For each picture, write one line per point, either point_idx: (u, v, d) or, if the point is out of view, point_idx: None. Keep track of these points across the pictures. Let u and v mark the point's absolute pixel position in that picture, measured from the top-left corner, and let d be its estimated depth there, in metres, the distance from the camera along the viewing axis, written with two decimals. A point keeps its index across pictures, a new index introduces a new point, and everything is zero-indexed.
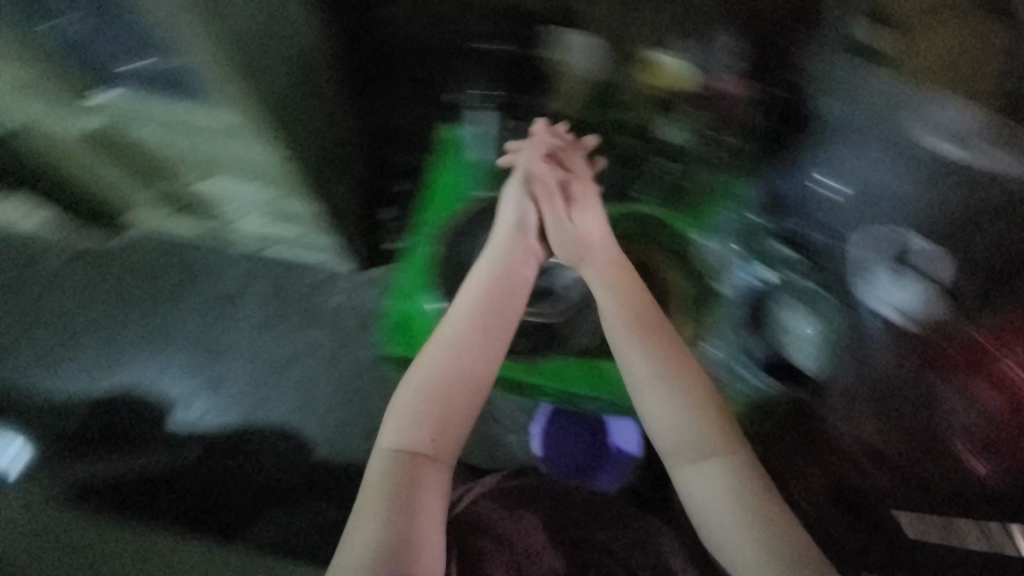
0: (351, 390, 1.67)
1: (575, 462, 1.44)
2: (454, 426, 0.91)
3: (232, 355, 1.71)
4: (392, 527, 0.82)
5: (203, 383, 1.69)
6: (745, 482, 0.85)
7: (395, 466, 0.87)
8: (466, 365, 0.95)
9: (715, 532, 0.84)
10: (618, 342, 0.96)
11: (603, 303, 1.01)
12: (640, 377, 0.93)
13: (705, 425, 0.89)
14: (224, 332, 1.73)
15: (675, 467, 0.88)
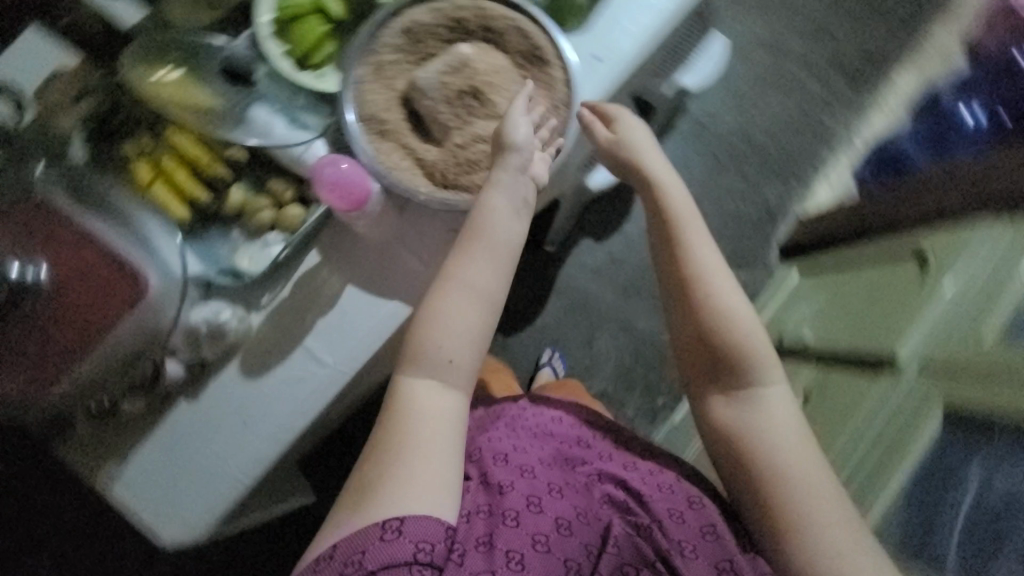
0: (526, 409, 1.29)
1: None
2: (465, 371, 0.55)
3: (579, 302, 1.28)
4: (403, 450, 0.52)
5: (619, 272, 1.28)
6: (781, 424, 0.57)
7: (419, 408, 0.53)
8: (495, 283, 0.57)
9: (770, 496, 0.55)
10: (672, 234, 0.64)
11: (673, 248, 0.63)
12: (699, 276, 0.62)
13: (739, 366, 0.60)
14: (613, 283, 1.28)
15: (712, 403, 0.61)
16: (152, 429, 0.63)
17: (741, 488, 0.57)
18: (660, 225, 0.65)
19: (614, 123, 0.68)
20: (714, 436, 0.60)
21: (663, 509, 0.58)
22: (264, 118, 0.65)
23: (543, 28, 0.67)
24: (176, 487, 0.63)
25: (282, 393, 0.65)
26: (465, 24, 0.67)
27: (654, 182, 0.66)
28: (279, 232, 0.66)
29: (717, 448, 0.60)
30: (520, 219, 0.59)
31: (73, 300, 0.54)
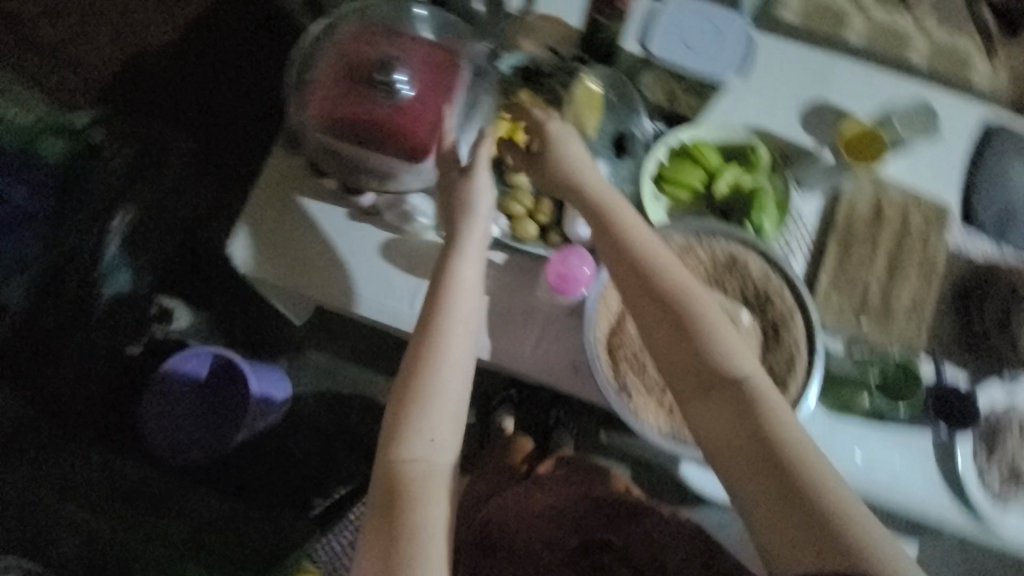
0: None
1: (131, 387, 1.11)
2: (423, 426, 0.54)
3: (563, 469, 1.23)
4: (408, 527, 0.51)
5: None
6: (774, 411, 0.51)
7: (413, 478, 0.52)
8: (472, 329, 0.58)
9: (814, 508, 0.46)
10: (606, 216, 0.57)
11: (612, 230, 0.57)
12: (645, 249, 0.56)
13: (712, 360, 0.53)
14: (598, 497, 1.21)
15: (696, 414, 0.53)
16: (314, 205, 0.76)
17: (764, 513, 0.48)
18: (596, 213, 0.58)
19: (556, 119, 0.61)
20: (715, 453, 0.51)
21: (645, 558, 0.73)
22: None
23: (805, 386, 0.63)
24: (275, 242, 0.75)
25: (377, 287, 0.75)
26: (768, 303, 0.66)
27: (588, 181, 0.59)
28: (507, 225, 0.74)
29: (730, 469, 0.50)
30: (477, 284, 0.60)
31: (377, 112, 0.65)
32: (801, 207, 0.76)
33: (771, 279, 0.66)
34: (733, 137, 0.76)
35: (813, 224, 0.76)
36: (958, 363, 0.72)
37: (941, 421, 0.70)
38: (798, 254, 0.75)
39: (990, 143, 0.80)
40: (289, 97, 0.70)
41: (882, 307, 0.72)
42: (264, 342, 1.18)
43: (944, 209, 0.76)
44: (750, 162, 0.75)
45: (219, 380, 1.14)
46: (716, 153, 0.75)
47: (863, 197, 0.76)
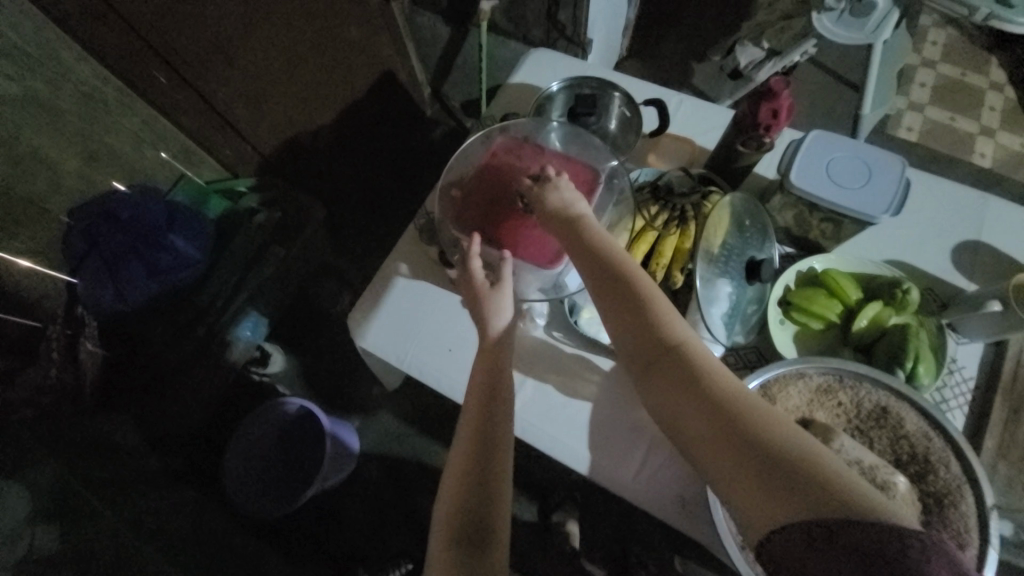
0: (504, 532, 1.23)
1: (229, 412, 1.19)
2: (463, 485, 0.56)
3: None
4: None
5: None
6: (713, 369, 0.51)
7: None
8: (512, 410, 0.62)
9: (773, 457, 0.43)
10: (560, 223, 0.63)
11: (566, 229, 0.62)
12: (591, 242, 0.60)
13: (655, 331, 0.55)
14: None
15: (650, 384, 0.54)
16: (433, 290, 0.80)
17: (722, 472, 0.45)
18: (551, 219, 0.63)
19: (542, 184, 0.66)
20: (675, 420, 0.51)
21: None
22: (717, 296, 0.70)
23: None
24: (393, 318, 0.79)
25: None
26: (932, 473, 0.56)
27: (552, 199, 0.64)
28: None
29: (685, 433, 0.50)
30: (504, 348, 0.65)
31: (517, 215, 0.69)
32: (958, 355, 0.69)
33: (935, 443, 0.57)
34: (872, 272, 0.72)
35: (973, 375, 0.68)
36: None
37: None
38: (956, 409, 0.66)
39: None
40: (437, 193, 0.78)
41: None
42: (352, 396, 1.31)
43: None
44: (900, 301, 0.68)
45: (294, 440, 1.19)
46: (856, 285, 0.71)
47: None
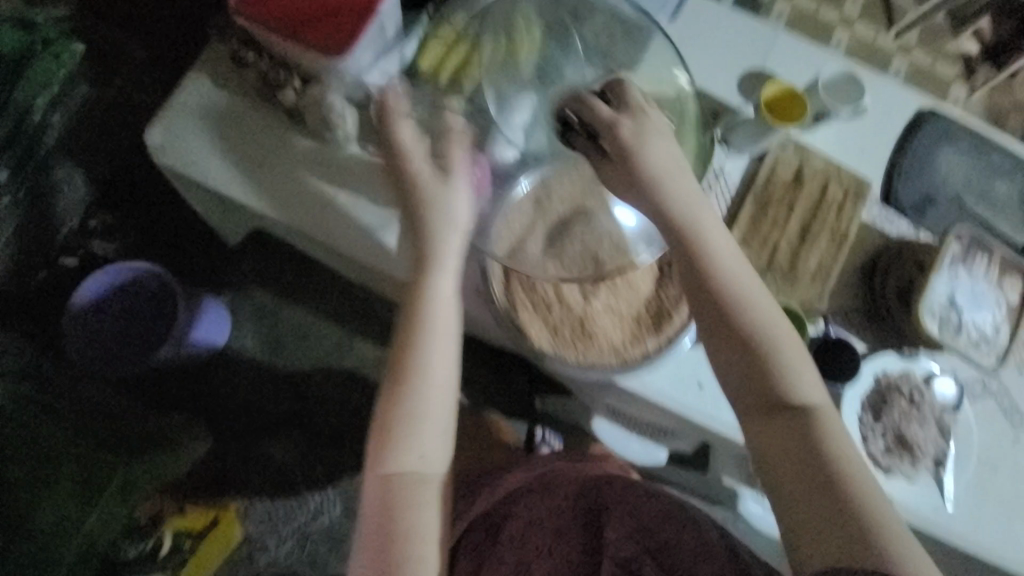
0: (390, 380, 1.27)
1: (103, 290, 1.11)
2: (410, 409, 0.58)
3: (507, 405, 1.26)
4: (411, 519, 0.57)
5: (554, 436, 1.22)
6: (829, 436, 0.53)
7: (410, 479, 0.57)
8: (454, 331, 0.61)
9: (844, 509, 0.50)
10: (699, 261, 0.56)
11: (705, 271, 0.56)
12: (739, 290, 0.56)
13: (774, 387, 0.54)
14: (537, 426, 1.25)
15: (754, 435, 0.55)
16: (234, 103, 0.74)
17: (789, 502, 0.52)
18: (680, 239, 0.57)
19: (628, 117, 0.59)
20: (763, 463, 0.54)
21: (655, 543, 0.75)
22: (518, 105, 0.72)
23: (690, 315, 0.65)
24: (194, 133, 0.74)
25: (293, 190, 0.74)
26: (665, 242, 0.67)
27: (681, 216, 0.57)
28: None
29: (770, 443, 0.54)
30: (453, 268, 0.62)
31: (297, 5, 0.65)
32: (727, 164, 0.77)
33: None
34: (662, 88, 0.76)
35: (736, 182, 0.77)
36: (852, 329, 0.74)
37: (829, 380, 0.69)
38: (717, 210, 0.76)
39: (922, 126, 0.80)
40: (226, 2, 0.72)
41: (788, 267, 0.73)
42: (217, 277, 1.24)
43: (864, 182, 0.77)
44: (678, 112, 0.75)
45: (162, 305, 1.14)
46: (649, 98, 0.73)
47: (787, 160, 0.77)
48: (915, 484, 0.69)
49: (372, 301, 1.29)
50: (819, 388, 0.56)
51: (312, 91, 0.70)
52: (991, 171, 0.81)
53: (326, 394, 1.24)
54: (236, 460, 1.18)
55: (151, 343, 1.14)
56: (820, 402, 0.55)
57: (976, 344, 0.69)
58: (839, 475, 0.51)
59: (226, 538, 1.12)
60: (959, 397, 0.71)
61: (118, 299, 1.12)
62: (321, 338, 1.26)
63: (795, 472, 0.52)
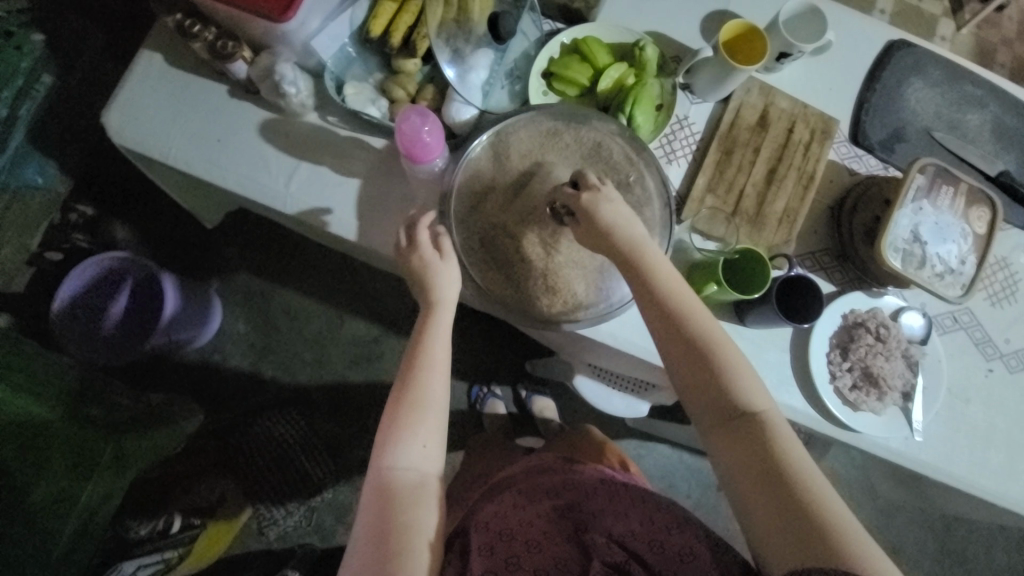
0: (380, 353, 1.28)
1: (92, 286, 1.10)
2: (404, 422, 0.59)
3: (496, 372, 1.28)
4: (406, 519, 0.55)
5: (543, 400, 1.25)
6: (786, 442, 0.52)
7: (408, 481, 0.57)
8: (445, 357, 0.63)
9: (804, 514, 0.48)
10: (654, 283, 0.58)
11: (661, 292, 0.58)
12: (692, 309, 0.58)
13: (727, 395, 0.55)
14: (526, 390, 1.27)
15: (715, 448, 0.54)
16: (189, 78, 0.74)
17: (755, 512, 0.50)
18: (627, 262, 0.59)
19: (589, 191, 0.60)
20: (728, 475, 0.53)
21: (642, 542, 0.61)
22: (473, 62, 0.72)
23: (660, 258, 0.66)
24: (154, 111, 0.74)
25: (253, 163, 0.74)
26: (626, 190, 0.67)
27: (623, 239, 0.58)
28: (387, 110, 0.74)
29: (733, 448, 0.53)
30: (455, 284, 0.64)
31: None
32: (690, 112, 0.77)
33: (633, 160, 0.68)
34: (621, 39, 0.76)
35: (700, 129, 0.77)
36: (820, 271, 0.75)
37: (794, 320, 0.67)
38: (681, 158, 0.76)
39: (888, 62, 0.79)
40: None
41: (755, 211, 0.73)
42: (200, 266, 1.25)
43: (831, 121, 0.76)
44: (637, 60, 0.73)
45: (149, 298, 1.13)
46: (605, 50, 0.74)
47: (751, 104, 0.76)
48: (882, 416, 0.71)
49: (357, 276, 1.29)
50: (765, 392, 0.56)
51: (264, 60, 0.70)
52: (960, 104, 0.80)
53: (320, 370, 1.26)
54: (240, 438, 1.20)
55: (138, 335, 1.14)
56: (769, 409, 0.55)
57: (940, 276, 0.69)
58: (799, 477, 0.50)
59: (226, 538, 1.13)
60: (927, 331, 0.73)
61: (106, 293, 1.12)
62: (309, 316, 1.28)
63: (751, 478, 0.51)
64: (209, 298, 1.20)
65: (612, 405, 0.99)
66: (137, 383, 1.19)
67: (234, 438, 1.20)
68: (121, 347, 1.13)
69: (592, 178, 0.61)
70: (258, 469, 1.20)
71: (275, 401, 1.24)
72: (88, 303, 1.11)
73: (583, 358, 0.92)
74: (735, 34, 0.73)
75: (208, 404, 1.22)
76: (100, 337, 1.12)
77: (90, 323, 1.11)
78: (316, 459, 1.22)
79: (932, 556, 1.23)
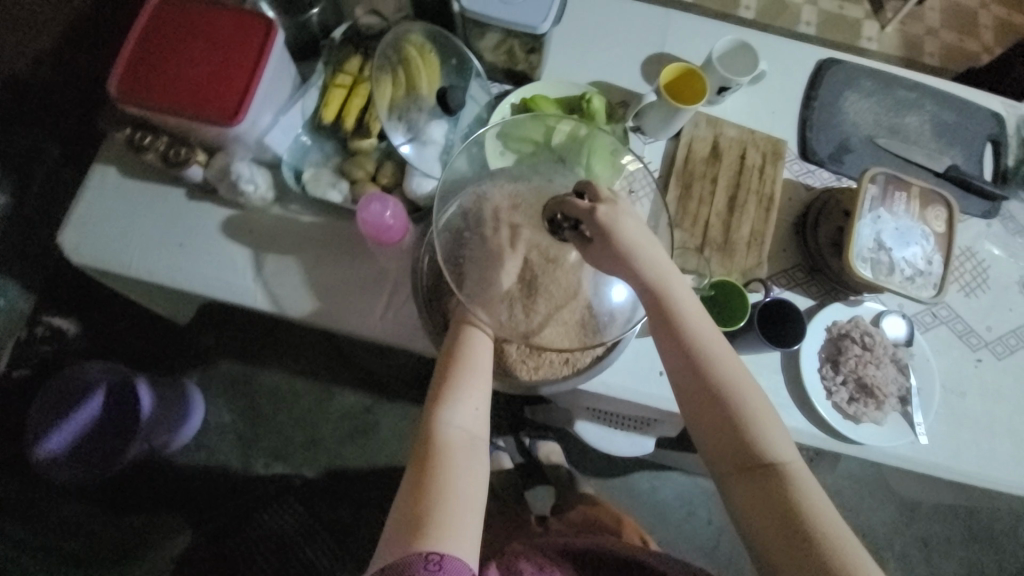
0: (375, 423, 1.24)
1: (64, 396, 1.06)
2: (454, 386, 0.60)
3: (496, 423, 1.25)
4: (453, 474, 0.55)
5: (548, 445, 1.21)
6: (811, 497, 0.51)
7: (457, 440, 0.57)
8: (488, 334, 0.65)
9: (827, 571, 0.47)
10: (678, 326, 0.57)
11: (683, 338, 0.57)
12: (713, 353, 0.57)
13: (746, 444, 0.54)
14: (529, 437, 1.23)
15: (733, 498, 0.53)
16: (145, 185, 0.74)
17: (777, 571, 0.49)
18: (654, 304, 0.59)
19: (605, 204, 0.59)
20: (746, 528, 0.52)
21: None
22: (427, 135, 0.73)
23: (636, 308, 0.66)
24: (111, 225, 0.73)
25: (216, 261, 0.73)
26: None
27: (643, 284, 0.58)
28: (348, 190, 0.74)
29: (750, 500, 0.52)
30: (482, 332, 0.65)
31: (185, 86, 0.65)
32: (645, 152, 0.78)
33: None
34: (568, 93, 0.78)
35: (657, 167, 0.78)
36: (797, 288, 0.75)
37: (779, 344, 0.68)
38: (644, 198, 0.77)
39: (822, 80, 0.83)
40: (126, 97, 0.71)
41: (723, 239, 0.74)
42: (175, 359, 1.21)
43: (779, 143, 0.79)
44: (585, 112, 0.76)
45: (123, 399, 1.09)
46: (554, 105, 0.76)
47: (701, 136, 0.78)
48: (884, 425, 0.71)
49: (343, 347, 1.27)
50: (788, 441, 0.55)
51: (219, 161, 0.71)
52: (896, 109, 0.84)
53: (314, 450, 1.22)
54: (237, 538, 1.10)
55: (112, 441, 1.08)
56: (792, 456, 0.54)
57: (911, 279, 0.71)
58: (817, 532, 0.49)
59: None
60: (910, 333, 0.74)
61: (77, 401, 1.07)
62: (297, 396, 1.24)
63: (771, 532, 0.50)
64: (187, 391, 1.14)
65: (617, 446, 0.97)
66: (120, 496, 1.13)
67: (228, 539, 1.11)
68: (96, 455, 1.07)
69: (604, 190, 0.61)
70: (258, 568, 1.06)
71: (273, 491, 1.18)
72: (58, 413, 1.06)
73: (581, 404, 0.91)
74: (674, 75, 0.76)
75: (198, 513, 1.14)
76: (73, 451, 1.06)
77: (57, 437, 1.05)
78: (322, 546, 1.13)
79: (963, 545, 1.21)
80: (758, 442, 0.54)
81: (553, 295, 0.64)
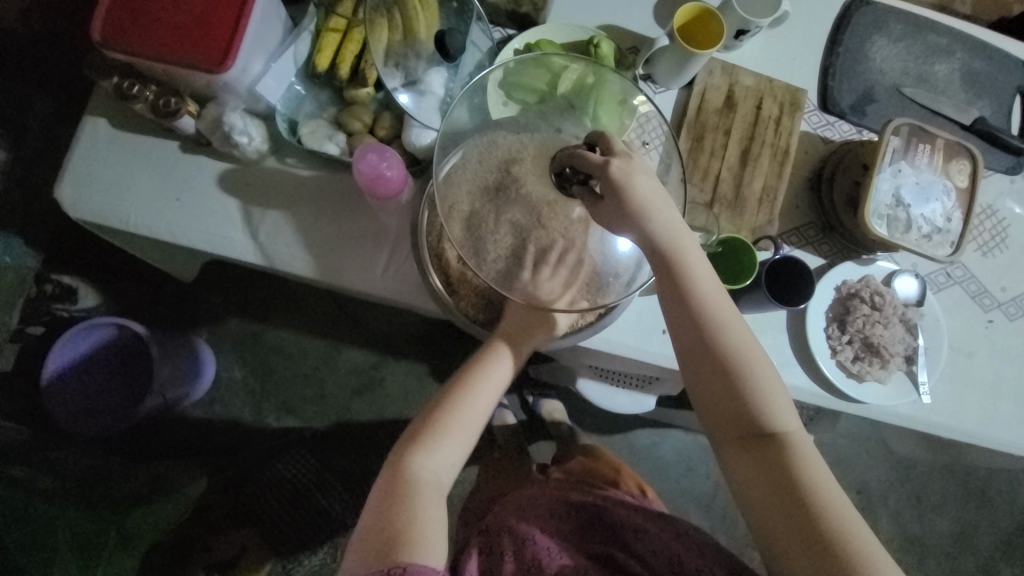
0: (381, 380, 1.26)
1: (75, 356, 1.08)
2: (449, 423, 0.60)
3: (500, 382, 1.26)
4: (424, 510, 0.54)
5: (551, 403, 1.23)
6: (809, 466, 0.51)
7: (432, 481, 0.57)
8: (497, 381, 0.65)
9: (820, 535, 0.48)
10: (685, 290, 0.56)
11: (689, 302, 0.56)
12: (720, 320, 0.56)
13: (748, 413, 0.54)
14: (532, 396, 1.25)
15: (730, 463, 0.54)
16: (137, 136, 0.72)
17: (768, 531, 0.51)
18: (662, 265, 0.57)
19: (615, 155, 0.57)
20: (741, 492, 0.53)
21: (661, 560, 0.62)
22: (426, 83, 0.69)
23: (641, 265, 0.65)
24: (106, 178, 0.71)
25: (214, 217, 0.71)
26: None
27: (649, 243, 0.57)
28: (345, 143, 0.71)
29: (748, 471, 0.53)
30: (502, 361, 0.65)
31: (171, 30, 0.62)
32: (656, 101, 0.74)
33: None
34: (575, 37, 0.74)
35: (667, 118, 0.75)
36: (807, 246, 0.73)
37: (786, 302, 0.67)
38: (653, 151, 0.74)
39: (848, 23, 0.77)
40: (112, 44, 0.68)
41: (734, 194, 0.71)
42: (183, 318, 1.23)
43: (798, 92, 0.74)
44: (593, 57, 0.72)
45: (135, 357, 1.11)
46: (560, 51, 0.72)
47: (716, 85, 0.74)
48: (888, 384, 0.70)
49: (347, 306, 1.27)
50: (791, 410, 0.54)
51: (211, 112, 0.68)
52: (926, 55, 0.79)
53: (322, 405, 1.25)
54: (253, 486, 1.18)
55: (130, 397, 1.11)
56: (794, 427, 0.54)
57: (928, 237, 0.68)
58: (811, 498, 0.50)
59: None
60: (922, 293, 0.72)
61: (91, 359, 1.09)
62: (304, 353, 1.26)
63: (766, 497, 0.51)
64: (197, 348, 1.17)
65: (618, 404, 0.98)
66: (139, 447, 1.18)
67: (245, 486, 1.18)
68: (116, 410, 1.11)
69: (611, 141, 0.59)
70: (275, 515, 1.17)
71: (284, 443, 1.22)
72: (73, 370, 1.08)
73: (583, 363, 0.91)
74: (689, 17, 0.71)
75: (214, 462, 1.19)
76: (93, 405, 1.10)
77: (79, 393, 1.09)
78: (335, 496, 1.20)
79: (956, 501, 1.24)
80: (760, 410, 0.54)
81: (556, 252, 0.63)
